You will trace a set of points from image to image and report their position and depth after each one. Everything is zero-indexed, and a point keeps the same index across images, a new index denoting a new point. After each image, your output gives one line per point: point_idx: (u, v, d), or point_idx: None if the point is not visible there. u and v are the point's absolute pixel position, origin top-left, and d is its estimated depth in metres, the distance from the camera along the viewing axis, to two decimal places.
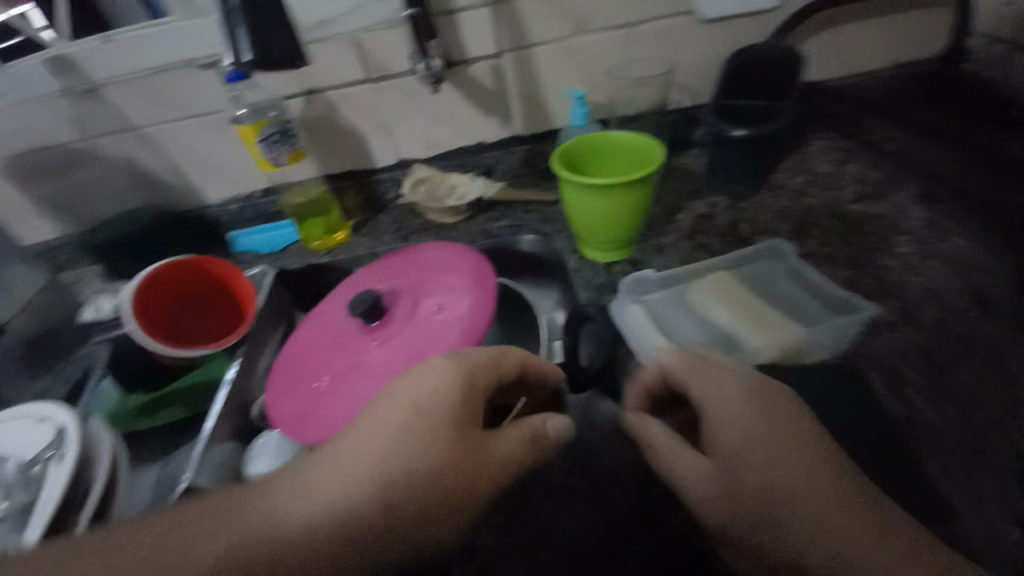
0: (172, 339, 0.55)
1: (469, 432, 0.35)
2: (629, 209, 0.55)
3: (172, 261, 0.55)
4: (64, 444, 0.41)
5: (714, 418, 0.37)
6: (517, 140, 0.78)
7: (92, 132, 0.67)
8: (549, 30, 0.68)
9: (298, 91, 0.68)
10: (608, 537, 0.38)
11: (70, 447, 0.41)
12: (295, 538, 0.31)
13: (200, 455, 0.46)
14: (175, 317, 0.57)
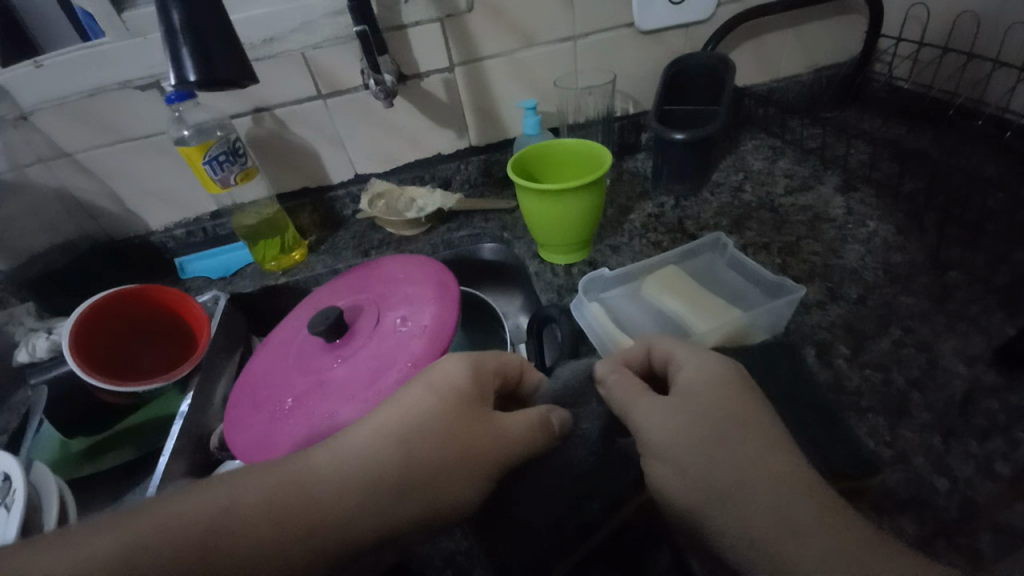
0: (118, 374, 0.52)
1: (470, 423, 0.37)
2: (583, 213, 0.57)
3: (117, 292, 0.52)
4: (6, 493, 0.37)
5: (686, 389, 0.37)
6: (472, 151, 0.79)
7: (19, 161, 0.63)
8: (497, 44, 0.70)
9: (246, 110, 0.67)
10: (579, 527, 0.37)
11: (12, 495, 0.37)
12: (261, 523, 0.30)
13: (155, 493, 0.44)
14: (120, 352, 0.54)
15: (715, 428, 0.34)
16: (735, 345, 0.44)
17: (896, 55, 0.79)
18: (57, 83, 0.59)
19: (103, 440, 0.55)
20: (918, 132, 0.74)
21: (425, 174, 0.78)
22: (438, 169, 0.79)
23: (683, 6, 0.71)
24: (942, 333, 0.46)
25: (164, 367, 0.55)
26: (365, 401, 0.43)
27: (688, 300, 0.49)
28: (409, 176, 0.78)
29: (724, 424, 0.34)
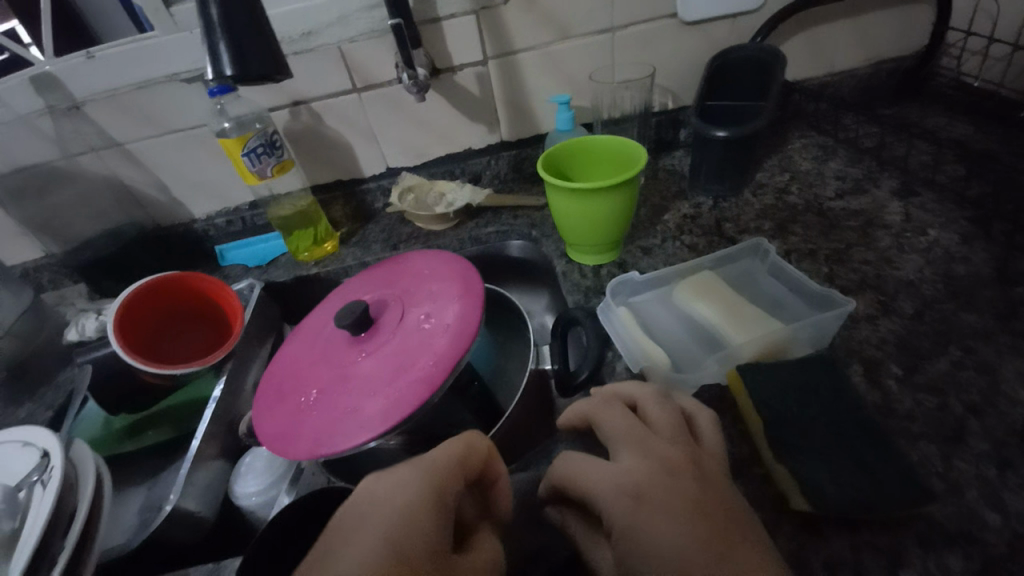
0: (157, 359, 0.55)
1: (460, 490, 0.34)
2: (614, 213, 0.55)
3: (158, 278, 0.55)
4: (49, 469, 0.39)
5: (610, 517, 0.32)
6: (503, 146, 0.78)
7: (73, 151, 0.67)
8: (532, 37, 0.68)
9: (284, 104, 0.68)
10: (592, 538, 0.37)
11: (57, 470, 0.39)
12: None
13: (186, 475, 0.45)
14: (158, 337, 0.56)
15: (624, 512, 0.32)
16: (771, 359, 0.42)
17: (965, 49, 0.72)
18: (105, 75, 0.62)
19: (143, 420, 0.57)
20: (987, 132, 0.67)
21: (455, 169, 0.78)
22: (469, 165, 0.78)
23: None
24: (1008, 356, 0.42)
25: (198, 352, 0.58)
26: (386, 397, 0.43)
27: (723, 309, 0.46)
28: (439, 170, 0.78)
29: (626, 534, 0.31)
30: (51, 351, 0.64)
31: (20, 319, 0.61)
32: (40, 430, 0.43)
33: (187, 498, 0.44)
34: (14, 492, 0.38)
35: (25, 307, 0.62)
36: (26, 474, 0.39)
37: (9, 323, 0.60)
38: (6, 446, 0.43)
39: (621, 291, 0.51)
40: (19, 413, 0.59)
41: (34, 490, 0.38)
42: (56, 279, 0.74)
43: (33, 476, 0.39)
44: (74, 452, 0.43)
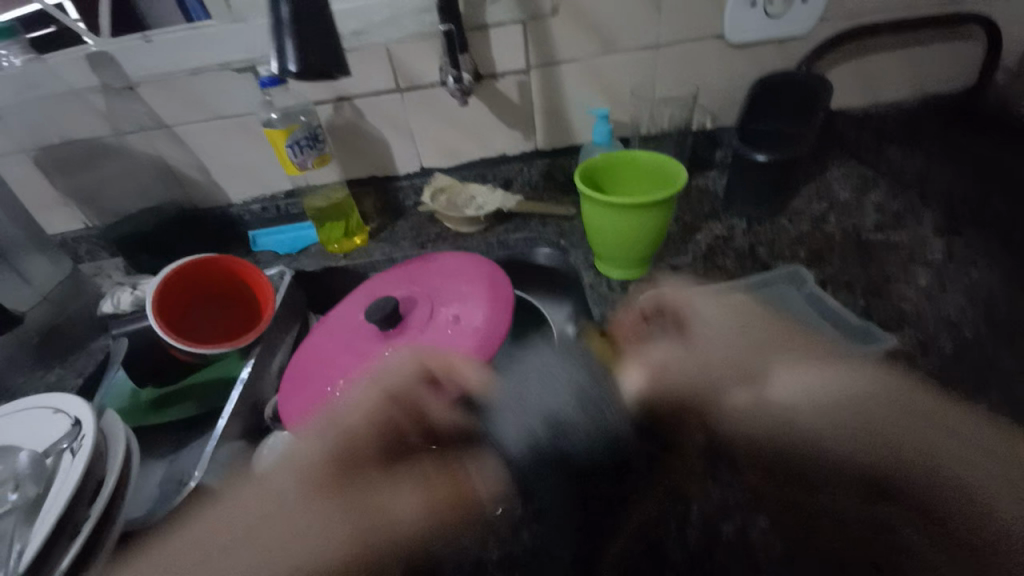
0: (187, 336, 0.56)
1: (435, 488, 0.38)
2: (646, 230, 0.55)
3: (198, 257, 0.56)
4: (79, 438, 0.40)
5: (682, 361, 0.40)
6: (537, 154, 0.79)
7: (123, 129, 0.69)
8: (576, 49, 0.69)
9: (329, 98, 0.69)
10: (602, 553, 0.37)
11: (84, 440, 0.40)
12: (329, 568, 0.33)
13: (210, 453, 0.46)
14: (188, 313, 0.57)
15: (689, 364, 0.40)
16: None
17: None
18: (162, 58, 0.64)
19: (168, 394, 0.58)
20: None
21: (487, 173, 0.79)
22: (501, 170, 0.79)
23: (778, 21, 0.67)
24: None
25: (224, 332, 0.58)
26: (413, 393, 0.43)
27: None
28: (472, 173, 0.79)
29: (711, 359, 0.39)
30: (85, 321, 0.65)
31: (58, 287, 0.64)
32: (74, 397, 0.44)
33: (209, 476, 0.45)
34: (44, 457, 0.39)
35: (62, 276, 0.65)
36: (56, 440, 0.41)
37: (48, 290, 0.63)
38: (40, 410, 0.45)
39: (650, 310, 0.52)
40: (48, 378, 0.61)
41: (62, 458, 0.39)
42: (93, 251, 0.76)
43: (62, 444, 0.40)
44: (105, 421, 0.44)
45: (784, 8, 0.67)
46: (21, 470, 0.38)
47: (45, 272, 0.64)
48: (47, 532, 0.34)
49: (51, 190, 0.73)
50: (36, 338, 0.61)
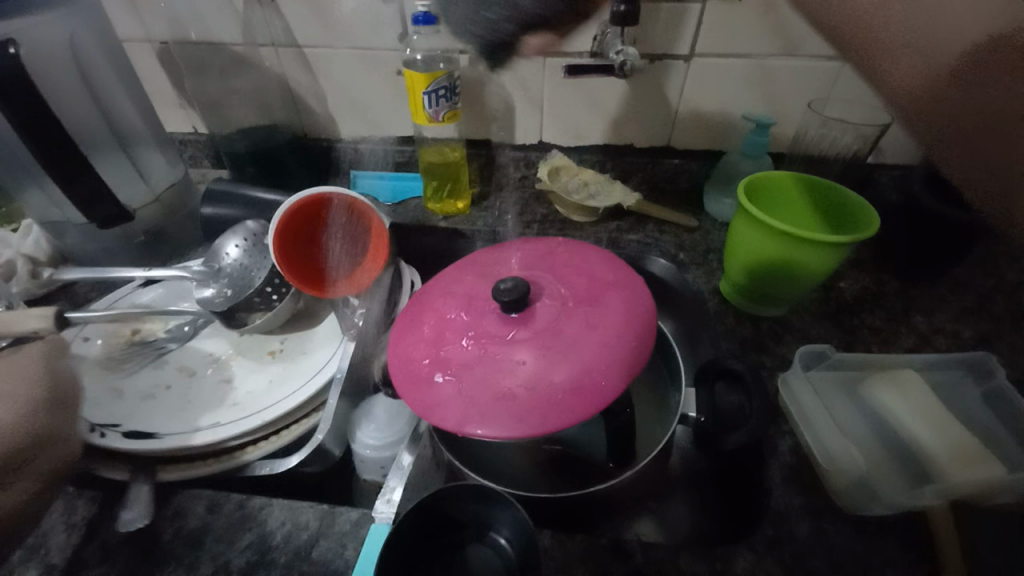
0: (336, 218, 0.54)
1: None
2: (798, 267, 0.49)
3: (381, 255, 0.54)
4: (336, 352, 0.49)
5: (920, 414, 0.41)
6: (667, 153, 0.72)
7: (256, 40, 0.65)
8: (752, 45, 0.61)
9: (469, 48, 0.65)
10: None
11: (337, 355, 0.49)
12: None
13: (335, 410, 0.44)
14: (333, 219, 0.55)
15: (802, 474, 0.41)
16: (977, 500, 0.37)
17: None
18: None
19: None
20: None
21: (608, 162, 0.73)
22: (623, 162, 0.73)
23: None
24: None
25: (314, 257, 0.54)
26: (541, 400, 0.39)
27: (941, 441, 0.39)
28: (591, 159, 0.73)
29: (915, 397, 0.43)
30: (185, 231, 0.65)
31: (170, 189, 0.63)
32: (334, 321, 0.53)
33: (330, 435, 0.43)
34: (300, 355, 0.50)
35: (175, 180, 0.64)
36: (316, 347, 0.51)
37: (160, 191, 0.62)
38: (297, 318, 0.55)
39: (810, 362, 0.47)
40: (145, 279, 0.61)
41: (322, 358, 0.49)
42: (198, 157, 0.76)
43: (323, 351, 0.50)
44: (344, 313, 0.53)
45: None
46: (288, 357, 0.50)
47: (160, 170, 0.62)
48: (304, 406, 0.45)
49: (171, 88, 0.71)
50: (143, 236, 0.61)
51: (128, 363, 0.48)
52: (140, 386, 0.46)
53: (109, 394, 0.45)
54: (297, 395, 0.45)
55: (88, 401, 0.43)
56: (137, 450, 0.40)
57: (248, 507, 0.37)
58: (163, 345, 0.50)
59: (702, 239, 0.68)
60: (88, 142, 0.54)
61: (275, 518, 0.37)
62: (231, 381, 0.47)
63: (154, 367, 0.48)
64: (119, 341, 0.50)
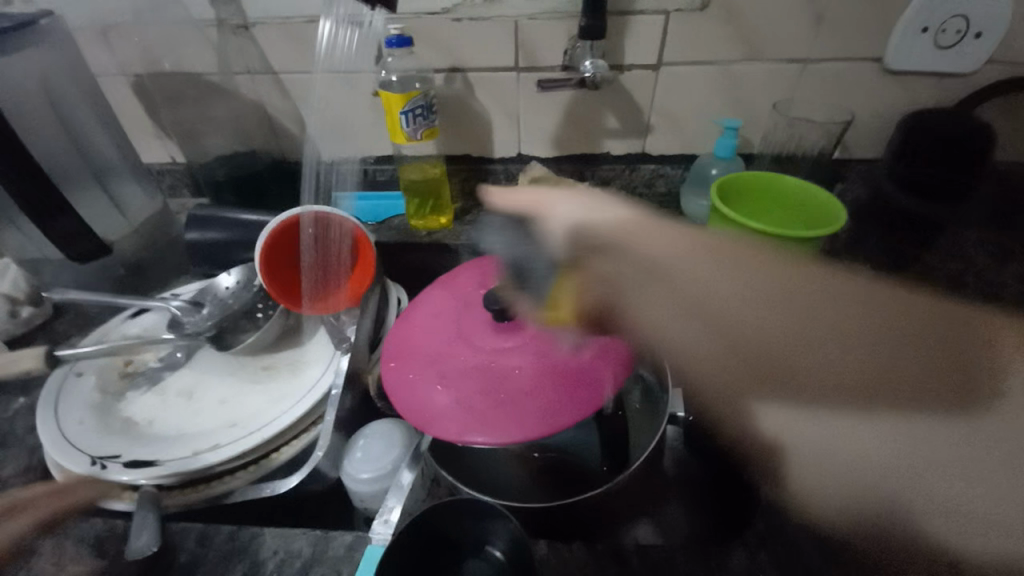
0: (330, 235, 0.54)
1: None
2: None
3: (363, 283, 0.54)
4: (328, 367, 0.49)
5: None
6: (644, 159, 0.74)
7: (232, 69, 0.66)
8: (716, 52, 0.63)
9: (443, 67, 0.66)
10: None
11: (330, 369, 0.48)
12: None
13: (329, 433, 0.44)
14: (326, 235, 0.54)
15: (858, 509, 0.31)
16: None
17: None
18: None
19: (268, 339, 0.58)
20: None
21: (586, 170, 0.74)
22: (600, 170, 0.74)
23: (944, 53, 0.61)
24: None
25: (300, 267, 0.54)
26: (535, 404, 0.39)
27: None
28: (569, 168, 0.75)
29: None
30: (166, 261, 0.64)
31: (149, 219, 0.62)
32: (324, 336, 0.53)
33: (324, 458, 0.43)
34: (294, 373, 0.50)
35: (155, 210, 0.64)
36: (308, 363, 0.50)
37: (139, 222, 0.61)
38: (288, 337, 0.54)
39: None
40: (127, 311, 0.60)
41: (314, 374, 0.49)
42: (177, 186, 0.75)
43: (316, 366, 0.50)
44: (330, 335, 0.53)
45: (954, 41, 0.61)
46: (281, 375, 0.49)
47: (140, 201, 0.62)
48: (298, 421, 0.44)
49: (148, 119, 0.71)
50: (123, 269, 0.60)
51: (122, 394, 0.47)
52: (134, 415, 0.45)
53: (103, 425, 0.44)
54: (291, 412, 0.44)
55: (82, 432, 0.42)
56: (140, 479, 0.39)
57: (241, 537, 0.37)
58: (156, 374, 0.49)
59: None
60: (64, 176, 0.54)
61: (268, 546, 0.36)
62: (228, 401, 0.47)
63: (147, 395, 0.47)
64: (112, 374, 0.49)
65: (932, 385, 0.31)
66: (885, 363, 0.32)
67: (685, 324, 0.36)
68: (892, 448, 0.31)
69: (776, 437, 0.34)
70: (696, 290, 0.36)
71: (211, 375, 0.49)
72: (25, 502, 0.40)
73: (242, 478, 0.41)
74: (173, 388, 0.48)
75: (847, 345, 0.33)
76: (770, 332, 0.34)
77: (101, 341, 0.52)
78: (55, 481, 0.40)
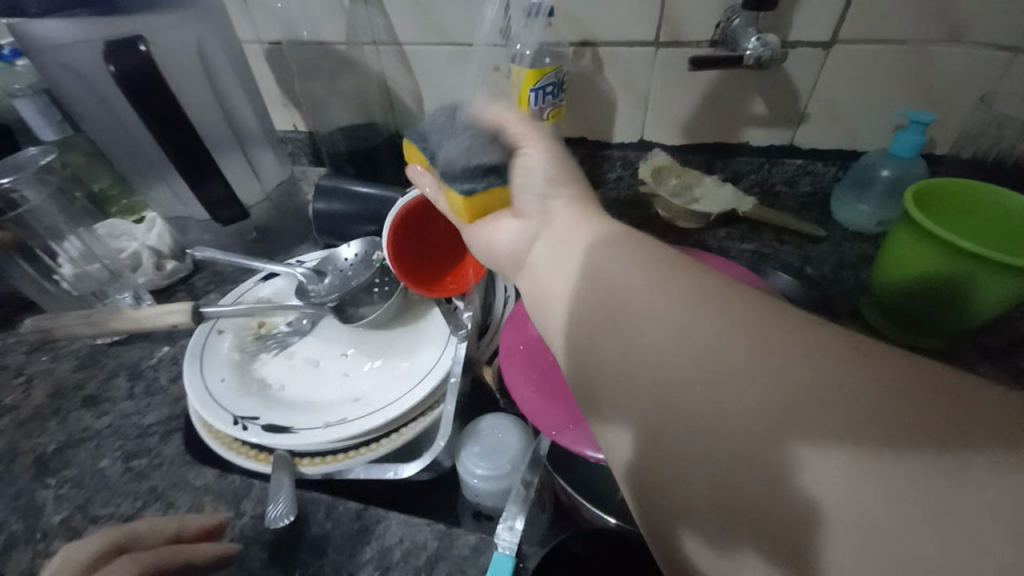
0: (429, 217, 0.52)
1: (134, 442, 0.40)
2: (974, 291, 0.41)
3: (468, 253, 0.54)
4: (448, 350, 0.47)
5: None
6: (788, 153, 0.65)
7: (358, 39, 0.66)
8: (910, 27, 0.52)
9: (573, 41, 0.61)
10: None
11: (450, 353, 0.47)
12: None
13: (449, 422, 0.42)
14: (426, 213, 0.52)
15: None
16: None
17: None
18: None
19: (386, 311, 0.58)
20: None
21: (716, 162, 0.67)
22: (733, 163, 0.66)
23: None
24: None
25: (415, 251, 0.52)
26: None
27: None
28: (698, 159, 0.67)
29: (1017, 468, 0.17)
30: (290, 228, 0.67)
31: (278, 187, 0.65)
32: (441, 318, 0.51)
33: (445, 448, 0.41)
34: (411, 354, 0.49)
35: (283, 178, 0.66)
36: (426, 345, 0.49)
37: (269, 189, 0.64)
38: (405, 315, 0.53)
39: None
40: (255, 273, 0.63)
41: (435, 356, 0.47)
42: (296, 154, 0.78)
43: (435, 349, 0.48)
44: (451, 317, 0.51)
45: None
46: (400, 355, 0.49)
47: (270, 169, 0.65)
48: (418, 405, 0.43)
49: (276, 87, 0.73)
50: (253, 233, 0.63)
51: (257, 356, 0.49)
52: (268, 376, 0.47)
53: (242, 384, 0.46)
54: (411, 395, 0.44)
55: (224, 389, 0.45)
56: (275, 444, 0.40)
57: (366, 518, 0.37)
58: (285, 338, 0.51)
59: (831, 252, 0.60)
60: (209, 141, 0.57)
61: (393, 532, 0.36)
62: (351, 375, 0.47)
63: (279, 358, 0.49)
64: (248, 335, 0.51)
65: (991, 439, 0.17)
66: (877, 414, 0.19)
67: (665, 382, 0.23)
68: (961, 566, 0.16)
69: (775, 538, 0.20)
70: (650, 329, 0.25)
71: (334, 346, 0.51)
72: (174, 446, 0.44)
73: (366, 455, 0.41)
74: (300, 355, 0.50)
75: (809, 370, 0.20)
76: (725, 374, 0.22)
77: (237, 301, 0.55)
78: (202, 432, 0.43)
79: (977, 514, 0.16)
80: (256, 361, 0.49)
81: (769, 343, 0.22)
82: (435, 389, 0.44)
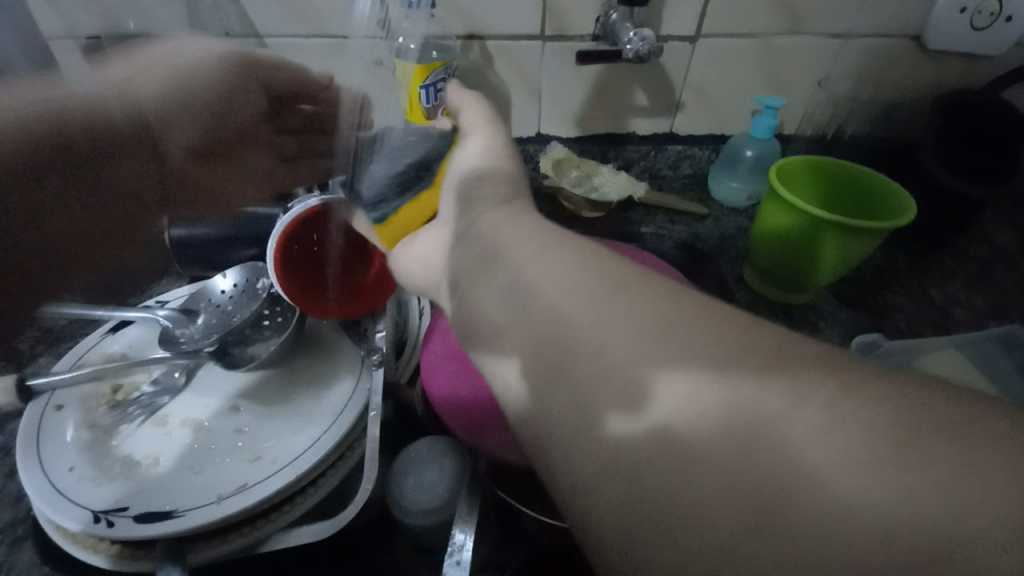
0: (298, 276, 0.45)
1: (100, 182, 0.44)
2: (827, 253, 0.48)
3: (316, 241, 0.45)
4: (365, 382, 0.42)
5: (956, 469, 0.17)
6: (670, 139, 0.69)
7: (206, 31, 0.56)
8: (756, 22, 0.59)
9: (459, 33, 0.58)
10: None
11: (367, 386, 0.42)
12: None
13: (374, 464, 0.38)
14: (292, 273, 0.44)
15: None
16: None
17: None
18: None
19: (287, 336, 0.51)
20: None
21: (609, 151, 0.69)
22: (625, 151, 0.69)
23: (985, 33, 0.58)
24: None
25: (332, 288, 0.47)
26: None
27: None
28: (593, 149, 0.69)
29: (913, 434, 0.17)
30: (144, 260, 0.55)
31: None
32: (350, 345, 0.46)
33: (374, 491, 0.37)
34: (320, 393, 0.43)
35: None
36: (336, 379, 0.44)
37: None
38: (306, 348, 0.47)
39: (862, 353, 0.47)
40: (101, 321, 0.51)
41: (348, 391, 0.42)
42: None
43: (348, 382, 0.43)
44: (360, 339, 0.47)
45: (986, 23, 0.57)
46: (306, 396, 0.43)
47: None
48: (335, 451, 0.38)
49: None
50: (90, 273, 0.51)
51: (118, 429, 0.40)
52: (136, 451, 0.39)
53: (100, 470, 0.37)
54: (326, 440, 0.38)
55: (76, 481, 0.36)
56: (156, 535, 0.33)
57: None
58: (154, 400, 0.42)
59: (716, 228, 0.66)
60: None
61: None
62: (247, 430, 0.40)
63: (148, 425, 0.41)
64: (99, 405, 0.42)
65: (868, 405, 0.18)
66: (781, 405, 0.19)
67: (560, 365, 0.23)
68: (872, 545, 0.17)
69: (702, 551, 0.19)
70: (544, 321, 0.24)
71: (221, 399, 0.43)
72: (25, 559, 0.35)
73: (279, 521, 0.36)
74: (177, 417, 0.41)
75: (704, 364, 0.20)
76: (611, 355, 0.22)
77: (79, 363, 0.44)
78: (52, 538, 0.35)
79: (870, 481, 0.17)
80: (119, 436, 0.40)
81: (642, 313, 0.22)
82: (354, 429, 0.40)
